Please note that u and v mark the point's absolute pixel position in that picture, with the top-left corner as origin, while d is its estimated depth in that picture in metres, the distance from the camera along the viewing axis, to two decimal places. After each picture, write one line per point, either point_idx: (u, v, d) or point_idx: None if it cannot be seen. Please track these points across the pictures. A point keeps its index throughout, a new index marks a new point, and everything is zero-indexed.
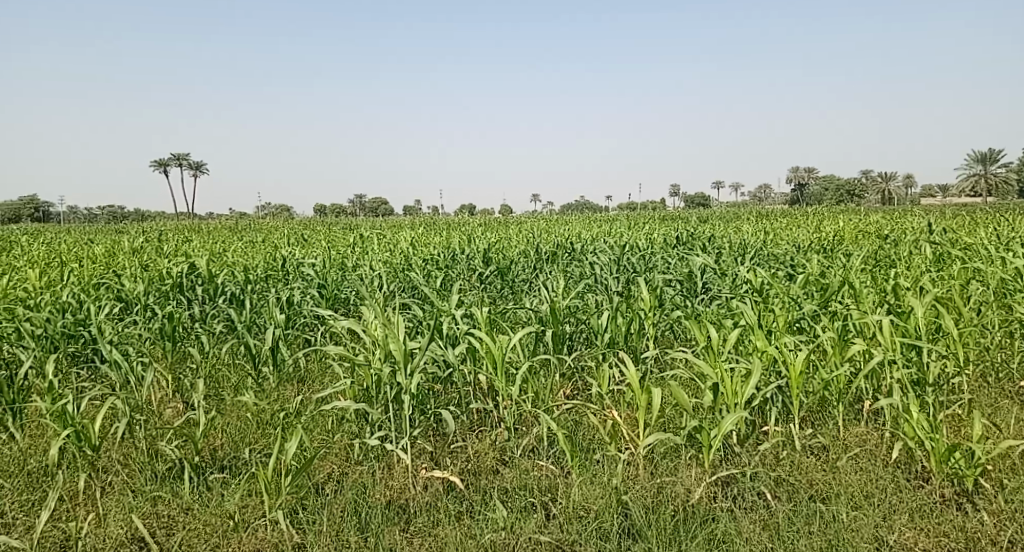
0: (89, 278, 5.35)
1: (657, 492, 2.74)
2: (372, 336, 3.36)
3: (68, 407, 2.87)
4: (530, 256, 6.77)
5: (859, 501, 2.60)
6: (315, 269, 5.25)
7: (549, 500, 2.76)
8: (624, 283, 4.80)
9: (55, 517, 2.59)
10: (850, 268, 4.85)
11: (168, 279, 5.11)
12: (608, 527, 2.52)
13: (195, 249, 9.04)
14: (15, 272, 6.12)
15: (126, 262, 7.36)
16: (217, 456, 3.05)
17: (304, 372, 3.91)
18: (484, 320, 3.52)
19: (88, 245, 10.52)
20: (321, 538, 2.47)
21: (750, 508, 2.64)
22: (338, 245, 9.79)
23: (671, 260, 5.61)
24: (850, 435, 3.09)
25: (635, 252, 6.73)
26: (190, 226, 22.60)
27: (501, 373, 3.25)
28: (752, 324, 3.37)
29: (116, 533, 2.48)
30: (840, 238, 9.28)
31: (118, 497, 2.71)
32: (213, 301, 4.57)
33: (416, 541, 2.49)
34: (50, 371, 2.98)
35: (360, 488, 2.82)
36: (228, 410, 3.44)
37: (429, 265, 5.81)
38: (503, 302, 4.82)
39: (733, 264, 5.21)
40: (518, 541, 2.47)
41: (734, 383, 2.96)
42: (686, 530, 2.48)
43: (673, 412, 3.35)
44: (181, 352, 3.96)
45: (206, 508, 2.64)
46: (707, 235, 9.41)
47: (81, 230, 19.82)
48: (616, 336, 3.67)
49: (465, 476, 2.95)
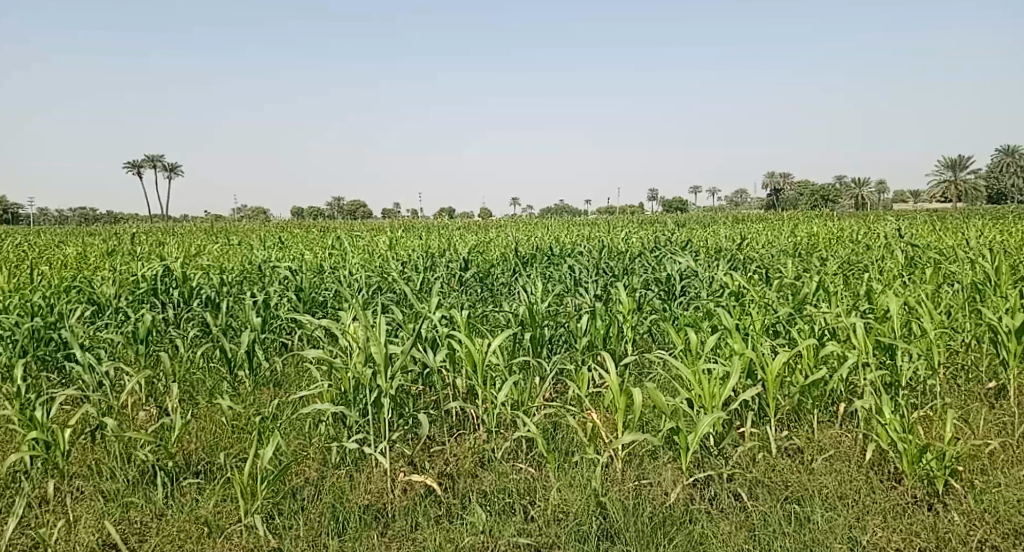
0: (60, 280, 5.24)
1: (633, 495, 2.77)
2: (350, 339, 3.34)
3: (38, 413, 2.83)
4: (509, 260, 6.75)
5: (833, 502, 2.65)
6: (293, 272, 5.20)
7: (528, 502, 2.78)
8: (602, 286, 4.83)
9: (23, 524, 2.55)
10: (825, 273, 4.92)
11: (141, 281, 5.01)
12: (586, 529, 2.54)
13: (169, 251, 8.94)
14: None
15: (99, 264, 7.22)
16: (190, 460, 3.02)
17: (281, 376, 3.87)
18: (464, 323, 3.52)
19: (58, 247, 10.33)
20: (298, 544, 2.46)
21: (727, 509, 2.67)
22: (316, 248, 9.73)
23: (649, 264, 5.63)
24: (826, 437, 3.14)
25: (615, 255, 6.79)
26: (166, 228, 22.21)
27: (480, 376, 3.26)
28: (729, 326, 3.40)
29: (86, 539, 2.44)
30: (814, 242, 9.47)
31: (88, 503, 2.69)
32: (188, 304, 4.49)
33: (394, 545, 2.49)
34: (19, 375, 2.92)
35: (338, 493, 2.81)
36: (203, 414, 3.40)
37: (408, 268, 5.80)
38: (482, 304, 4.81)
39: (711, 267, 5.25)
40: (496, 545, 2.49)
41: (711, 386, 3.00)
42: (663, 533, 2.51)
43: (652, 415, 3.39)
44: (154, 356, 3.90)
45: (179, 513, 2.62)
46: (684, 239, 9.51)
47: (54, 232, 19.38)
48: (595, 339, 3.68)
49: (444, 480, 2.97)
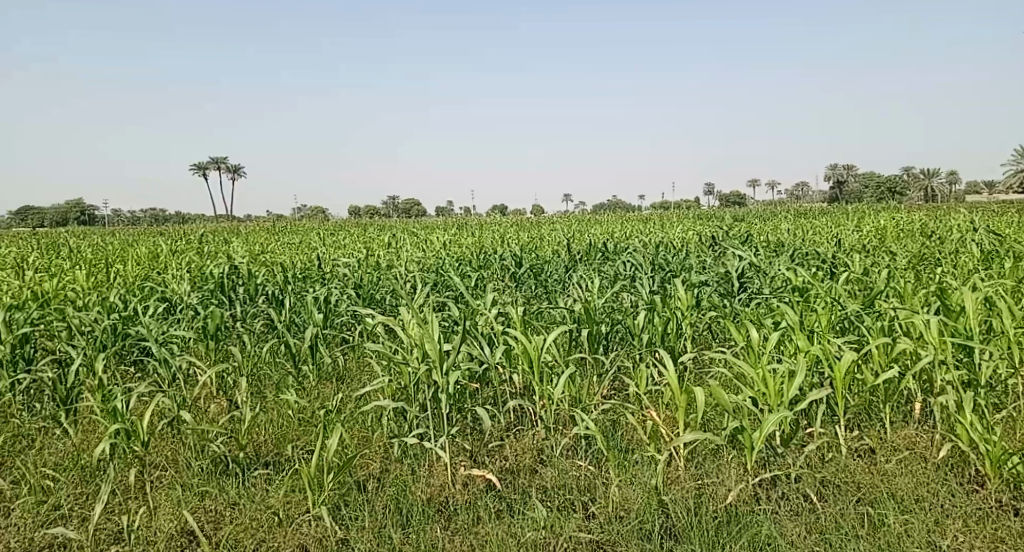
0: (134, 278, 5.51)
1: (696, 493, 2.75)
2: (408, 336, 3.46)
3: (119, 405, 3.00)
4: (561, 257, 6.69)
5: (909, 505, 2.55)
6: (352, 269, 5.31)
7: (589, 499, 2.79)
8: (659, 281, 4.76)
9: (107, 510, 2.71)
10: (894, 268, 4.72)
11: (209, 278, 5.20)
12: (650, 527, 2.54)
13: (234, 250, 9.29)
14: (66, 270, 6.33)
15: (169, 263, 7.56)
16: (261, 451, 3.14)
17: (343, 371, 3.93)
18: (520, 319, 3.56)
19: (135, 247, 10.94)
20: (364, 535, 2.53)
21: (796, 510, 2.62)
22: (373, 246, 9.92)
23: (708, 260, 5.53)
24: (899, 437, 3.03)
25: (671, 251, 6.69)
26: (224, 229, 23.16)
27: (537, 372, 3.29)
28: (793, 323, 3.31)
29: (165, 527, 2.56)
30: (881, 237, 9.05)
31: (166, 491, 2.81)
32: (254, 300, 4.63)
33: (457, 538, 2.54)
34: (99, 369, 3.10)
35: (401, 486, 2.88)
36: (271, 406, 3.51)
37: (464, 265, 5.85)
38: (537, 301, 4.83)
39: (773, 262, 5.10)
40: (559, 540, 2.50)
41: (776, 385, 2.95)
42: (729, 533, 2.47)
43: (714, 412, 3.34)
44: (224, 351, 4.05)
45: (251, 503, 2.73)
46: (742, 235, 9.28)
47: (120, 233, 20.39)
48: (654, 336, 3.59)
49: (504, 475, 3.01)
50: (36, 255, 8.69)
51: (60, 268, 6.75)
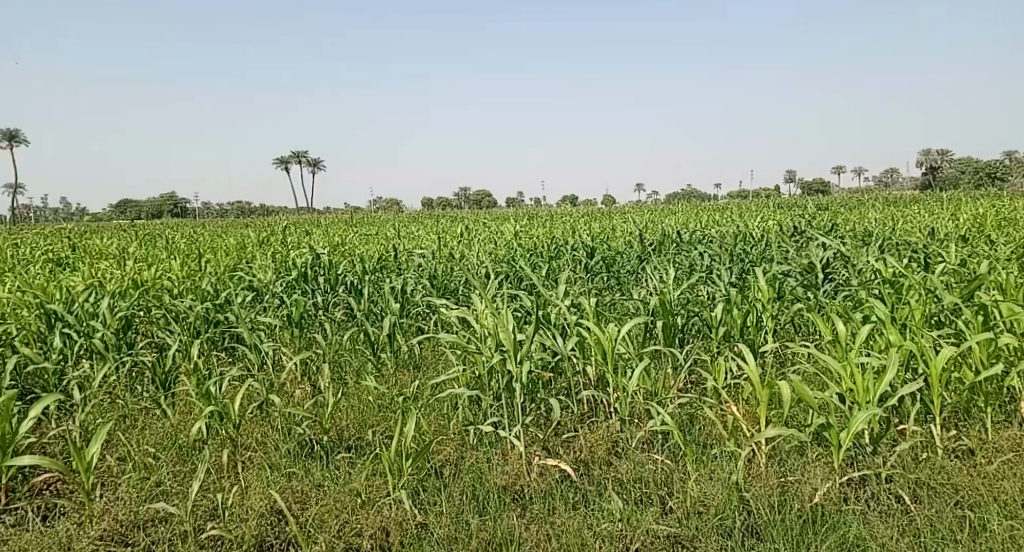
0: (224, 267, 5.83)
1: (779, 491, 2.67)
2: (482, 326, 3.51)
3: (213, 389, 3.19)
4: (633, 247, 6.59)
5: (1015, 510, 2.40)
6: (426, 260, 5.42)
7: (666, 493, 2.76)
8: (738, 273, 4.63)
9: (204, 488, 2.88)
10: (997, 259, 4.40)
11: (293, 268, 5.44)
12: (730, 524, 2.49)
13: (314, 241, 9.66)
14: (163, 260, 6.77)
15: (255, 253, 7.95)
16: (343, 436, 3.26)
17: (419, 359, 4.03)
18: (593, 310, 3.54)
19: (224, 237, 11.56)
20: (442, 520, 2.59)
21: (887, 512, 2.51)
22: (444, 236, 10.08)
23: (789, 250, 5.32)
24: (1002, 439, 2.84)
25: (750, 241, 6.47)
26: (295, 220, 24.08)
27: (611, 364, 3.27)
28: (883, 317, 3.15)
29: (256, 505, 2.70)
30: (980, 225, 8.42)
31: (256, 471, 2.96)
32: (334, 289, 4.80)
33: (533, 527, 2.56)
34: (194, 355, 3.30)
35: (477, 473, 2.93)
36: (351, 392, 3.64)
37: (536, 255, 5.86)
38: (610, 292, 4.79)
39: (861, 253, 4.85)
40: (636, 534, 2.48)
41: (865, 381, 2.82)
42: (815, 533, 2.39)
43: (798, 409, 3.23)
44: (307, 338, 4.23)
45: (335, 485, 2.85)
46: (825, 224, 8.85)
47: (201, 225, 21.63)
48: (732, 329, 3.51)
49: (579, 465, 3.01)
50: (137, 246, 9.32)
51: (158, 258, 7.23)
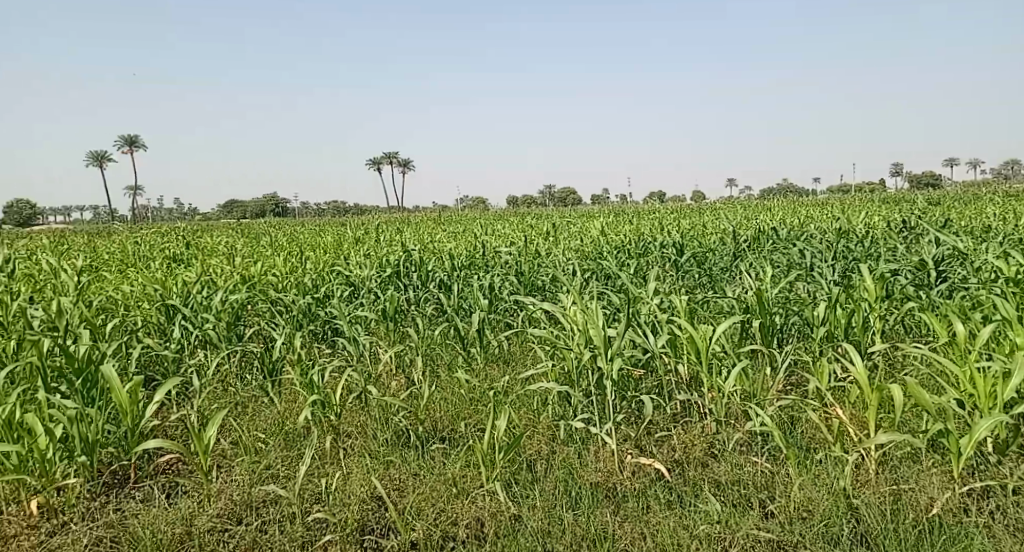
0: (322, 264, 6.14)
1: (891, 500, 2.54)
2: (572, 322, 3.53)
3: (315, 379, 3.37)
4: (725, 245, 6.40)
5: None
6: (514, 257, 5.48)
7: (766, 497, 2.68)
8: (841, 271, 4.42)
9: (309, 472, 3.04)
10: None
11: (386, 265, 5.65)
12: (837, 532, 2.39)
13: (402, 239, 9.98)
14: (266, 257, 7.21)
15: (348, 251, 8.31)
16: (437, 427, 3.36)
17: (509, 354, 4.09)
18: (685, 308, 3.49)
19: (320, 235, 12.18)
20: (537, 513, 2.62)
21: (1016, 527, 2.34)
22: (528, 234, 10.16)
23: (897, 248, 5.01)
24: None
25: (852, 238, 6.13)
26: (374, 220, 24.92)
27: (706, 362, 3.21)
28: (1008, 318, 2.93)
29: (358, 491, 2.82)
30: None
31: (357, 458, 3.10)
32: (425, 285, 4.94)
33: (628, 524, 2.56)
34: (298, 346, 3.50)
35: (569, 468, 2.95)
36: (444, 385, 3.75)
37: (623, 253, 5.81)
38: (702, 290, 4.69)
39: (981, 250, 4.51)
40: (736, 537, 2.42)
41: (988, 386, 2.63)
42: (933, 545, 2.26)
43: (910, 415, 3.06)
44: (400, 332, 4.38)
45: (431, 474, 2.94)
46: (935, 219, 8.25)
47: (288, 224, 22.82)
48: (836, 329, 3.36)
49: (673, 465, 2.97)
50: (246, 244, 9.97)
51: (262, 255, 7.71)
